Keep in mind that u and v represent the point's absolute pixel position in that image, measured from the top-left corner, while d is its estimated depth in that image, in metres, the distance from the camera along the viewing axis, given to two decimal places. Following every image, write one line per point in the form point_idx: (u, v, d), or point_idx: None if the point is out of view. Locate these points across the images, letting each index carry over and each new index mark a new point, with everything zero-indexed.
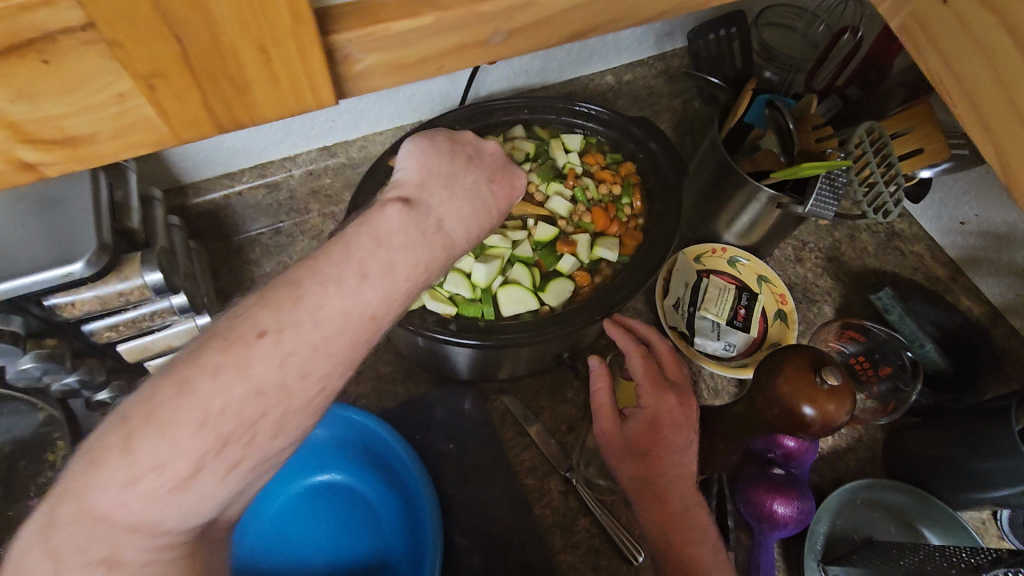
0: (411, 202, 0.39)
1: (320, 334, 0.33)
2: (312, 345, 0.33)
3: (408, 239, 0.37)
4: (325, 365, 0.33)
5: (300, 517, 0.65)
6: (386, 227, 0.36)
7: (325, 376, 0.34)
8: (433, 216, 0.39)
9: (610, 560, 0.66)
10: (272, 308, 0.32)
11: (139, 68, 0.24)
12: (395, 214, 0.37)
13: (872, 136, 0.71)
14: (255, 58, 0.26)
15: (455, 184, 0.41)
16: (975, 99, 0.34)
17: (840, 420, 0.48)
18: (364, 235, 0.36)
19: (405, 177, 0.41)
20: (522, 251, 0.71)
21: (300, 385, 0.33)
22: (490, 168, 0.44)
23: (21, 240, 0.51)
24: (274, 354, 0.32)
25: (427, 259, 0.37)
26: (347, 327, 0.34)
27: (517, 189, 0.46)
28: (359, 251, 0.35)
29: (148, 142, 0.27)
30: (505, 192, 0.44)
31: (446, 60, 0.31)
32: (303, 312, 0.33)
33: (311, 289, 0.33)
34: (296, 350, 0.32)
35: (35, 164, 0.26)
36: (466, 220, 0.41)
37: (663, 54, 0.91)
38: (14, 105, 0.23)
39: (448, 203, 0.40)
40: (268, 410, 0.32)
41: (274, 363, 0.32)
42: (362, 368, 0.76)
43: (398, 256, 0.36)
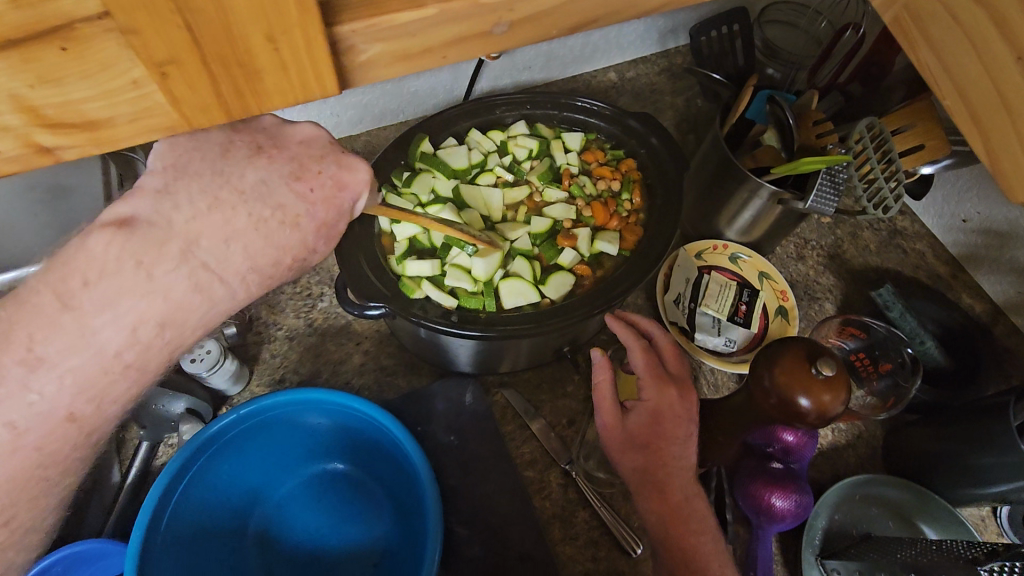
0: (133, 224, 0.35)
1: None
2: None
3: (114, 287, 0.34)
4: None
5: (308, 500, 0.67)
6: (92, 269, 0.34)
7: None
8: (174, 240, 0.35)
9: (608, 552, 0.67)
10: None
11: (153, 56, 0.25)
12: (100, 247, 0.34)
13: (874, 132, 0.72)
14: (264, 46, 0.26)
15: (221, 187, 0.36)
16: (964, 92, 0.34)
17: (836, 411, 0.49)
18: (49, 293, 0.34)
19: (147, 179, 0.36)
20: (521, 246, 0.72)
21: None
22: (298, 161, 0.39)
23: (35, 229, 0.52)
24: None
25: (155, 311, 0.35)
26: (26, 428, 0.35)
27: (347, 184, 0.40)
28: (39, 322, 0.34)
29: (162, 129, 0.28)
30: (324, 193, 0.40)
31: (448, 51, 0.32)
32: None
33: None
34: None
35: (54, 149, 0.27)
36: (236, 239, 0.37)
37: (665, 51, 0.93)
38: (35, 90, 0.25)
39: (192, 223, 0.36)
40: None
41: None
42: (365, 360, 0.77)
43: (96, 317, 0.35)
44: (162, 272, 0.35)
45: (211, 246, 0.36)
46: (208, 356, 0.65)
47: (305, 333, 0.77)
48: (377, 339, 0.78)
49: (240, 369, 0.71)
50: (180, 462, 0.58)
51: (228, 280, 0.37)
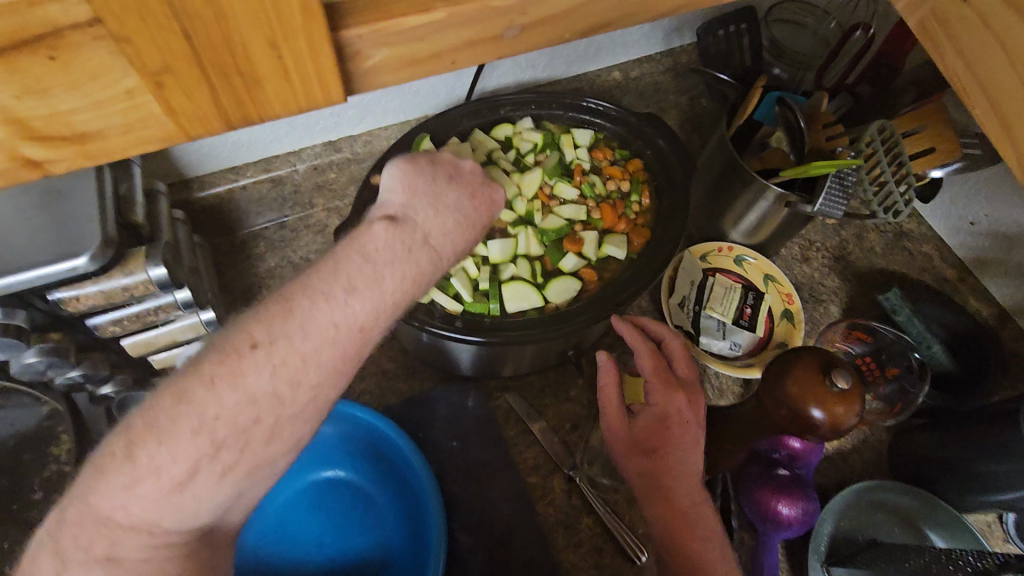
0: (398, 220, 0.39)
1: (310, 345, 0.34)
2: (302, 358, 0.34)
3: (393, 255, 0.37)
4: (316, 376, 0.34)
5: (305, 511, 0.66)
6: (376, 246, 0.37)
7: (316, 386, 0.35)
8: (420, 232, 0.39)
9: (613, 559, 0.66)
10: (266, 322, 0.33)
11: (147, 64, 0.24)
12: (380, 231, 0.38)
13: (884, 134, 0.70)
14: (265, 53, 0.25)
15: (437, 202, 0.41)
16: (996, 97, 0.33)
17: (848, 423, 0.48)
18: (354, 252, 0.36)
19: (389, 198, 0.41)
20: (523, 246, 0.71)
21: (293, 394, 0.34)
22: (472, 184, 0.44)
23: (23, 234, 0.51)
24: (265, 367, 0.33)
25: (414, 274, 0.38)
26: (336, 338, 0.35)
27: (498, 202, 0.46)
28: (349, 269, 0.36)
29: (157, 140, 0.27)
30: (487, 206, 0.44)
31: (458, 55, 0.31)
32: (293, 324, 0.34)
33: (301, 304, 0.34)
34: (287, 360, 0.33)
35: (42, 162, 0.26)
36: (451, 234, 0.41)
37: (670, 50, 0.90)
38: (21, 101, 0.23)
39: (432, 221, 0.40)
40: (260, 420, 0.33)
41: (264, 374, 0.33)
42: (366, 363, 0.75)
43: (383, 268, 0.37)
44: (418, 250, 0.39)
45: (439, 237, 0.40)
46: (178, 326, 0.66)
47: None
48: (377, 342, 0.76)
49: None
50: None
51: (442, 267, 0.41)
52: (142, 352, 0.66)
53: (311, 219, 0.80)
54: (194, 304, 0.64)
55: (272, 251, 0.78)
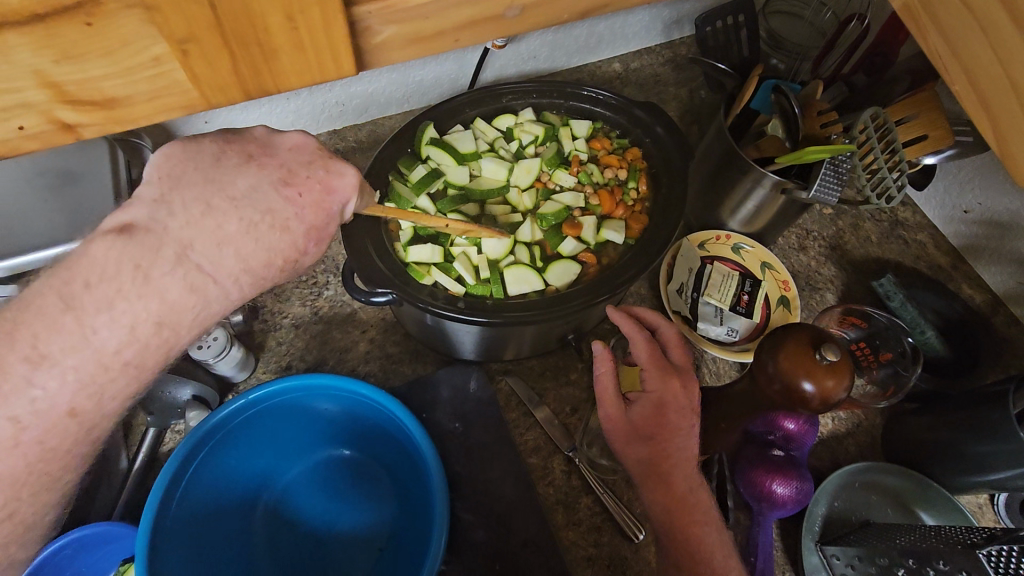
0: (133, 230, 0.38)
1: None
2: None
3: (114, 287, 0.37)
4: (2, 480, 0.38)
5: (317, 486, 0.68)
6: (95, 271, 0.37)
7: (11, 488, 0.38)
8: (170, 245, 0.38)
9: (610, 537, 0.68)
10: None
11: (174, 32, 0.25)
12: (102, 251, 0.37)
13: (877, 122, 0.72)
14: (283, 26, 0.27)
15: (214, 195, 0.39)
16: (974, 75, 0.35)
17: (839, 396, 0.49)
18: (57, 295, 0.37)
19: (146, 189, 0.39)
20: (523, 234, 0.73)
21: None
22: (287, 167, 0.42)
23: (40, 214, 0.53)
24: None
25: (155, 309, 0.38)
26: (29, 420, 0.37)
27: (334, 188, 0.43)
28: (38, 325, 0.37)
29: (180, 106, 0.29)
30: (313, 197, 0.42)
31: (461, 34, 0.33)
32: None
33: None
34: None
35: (73, 126, 0.28)
36: (230, 242, 0.39)
37: (670, 42, 0.93)
38: (57, 66, 0.25)
39: (188, 228, 0.38)
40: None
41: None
42: (370, 347, 0.77)
43: (98, 316, 0.37)
44: (159, 275, 0.37)
45: (204, 249, 0.38)
46: (215, 343, 0.65)
47: (310, 320, 0.77)
48: (382, 327, 0.78)
49: (246, 358, 0.71)
50: (185, 450, 0.58)
51: (219, 282, 0.40)
52: None
53: None
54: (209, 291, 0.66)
55: None
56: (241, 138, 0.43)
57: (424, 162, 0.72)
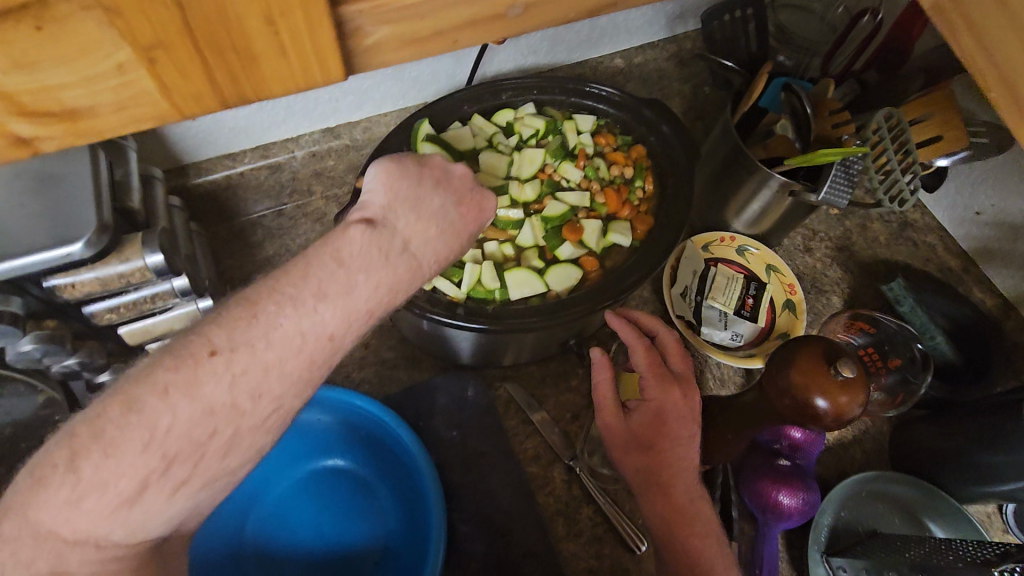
0: (376, 224, 0.39)
1: (273, 353, 0.34)
2: (264, 365, 0.34)
3: (370, 261, 0.38)
4: (278, 386, 0.35)
5: (306, 501, 0.66)
6: (349, 250, 0.37)
7: (277, 398, 0.35)
8: (399, 237, 0.40)
9: (612, 548, 0.66)
10: (228, 328, 0.34)
11: (140, 38, 0.24)
12: (357, 236, 0.38)
13: (890, 122, 0.69)
14: (263, 30, 0.26)
15: (420, 207, 0.41)
16: (1010, 77, 0.33)
17: (853, 412, 0.47)
18: (327, 256, 0.37)
19: (371, 198, 0.41)
20: (523, 237, 0.71)
21: (252, 405, 0.34)
22: (460, 190, 0.44)
23: (14, 219, 0.50)
24: (223, 378, 0.33)
25: (391, 282, 0.38)
26: (303, 346, 0.35)
27: (486, 211, 0.46)
28: (321, 272, 0.36)
29: (150, 118, 0.28)
30: (474, 216, 0.45)
31: (460, 35, 0.32)
32: (258, 331, 0.34)
33: (268, 309, 0.34)
34: (248, 369, 0.33)
35: (32, 141, 0.27)
36: (433, 242, 0.41)
37: (674, 37, 0.89)
38: (8, 75, 0.24)
39: (408, 227, 0.40)
40: (217, 430, 0.33)
41: (222, 384, 0.33)
42: (366, 353, 0.75)
43: (357, 277, 0.37)
44: (395, 257, 0.39)
45: (421, 244, 0.41)
46: None
47: None
48: (376, 331, 0.76)
49: None
50: None
51: (423, 273, 0.41)
52: (140, 340, 0.65)
53: (309, 207, 0.79)
54: (191, 292, 0.63)
55: (270, 240, 0.78)
56: None
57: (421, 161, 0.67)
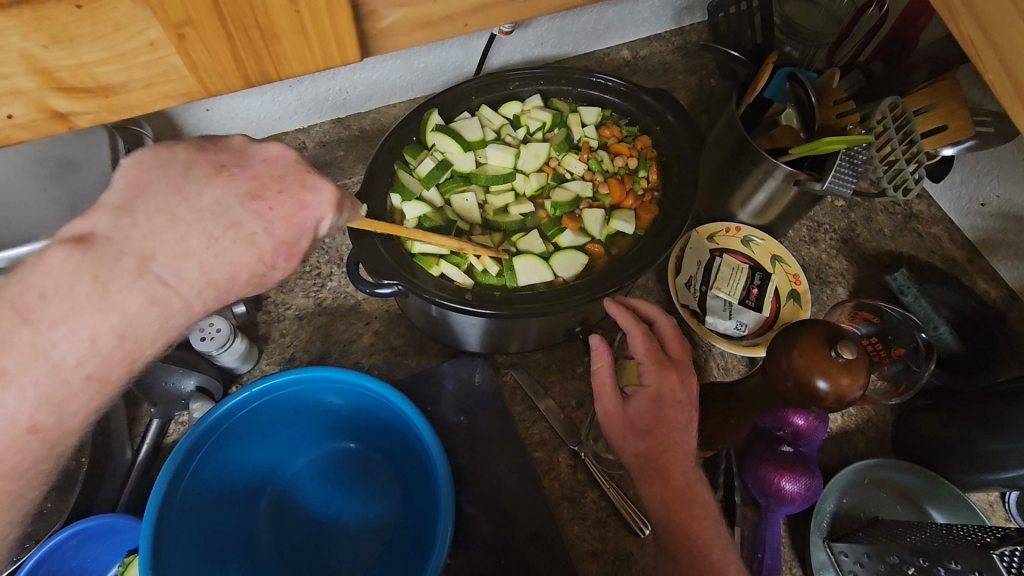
0: (92, 242, 0.38)
1: None
2: None
3: (72, 304, 0.37)
4: None
5: (320, 479, 0.68)
6: (50, 286, 0.37)
7: None
8: (132, 256, 0.38)
9: (616, 532, 0.67)
10: None
11: (172, 17, 0.26)
12: (61, 264, 0.37)
13: (895, 112, 0.68)
14: (286, 9, 0.27)
15: (180, 206, 0.39)
16: (1009, 61, 0.34)
17: (854, 394, 0.48)
18: (10, 309, 0.37)
19: (107, 198, 0.39)
20: (527, 243, 0.70)
21: None
22: (257, 179, 0.42)
23: (41, 202, 0.52)
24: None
25: (115, 324, 0.38)
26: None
27: (307, 202, 0.43)
28: (0, 339, 0.37)
29: (177, 94, 0.30)
30: (284, 212, 0.42)
31: (470, 18, 0.33)
32: None
33: None
34: None
35: (66, 115, 0.29)
36: (191, 257, 0.39)
37: (681, 29, 0.91)
38: (47, 51, 0.25)
39: (148, 239, 0.39)
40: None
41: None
42: (375, 340, 0.76)
43: (53, 332, 0.38)
44: (118, 288, 0.38)
45: (168, 262, 0.39)
46: (219, 334, 0.66)
47: (314, 312, 0.77)
48: (385, 318, 0.77)
49: (249, 349, 0.71)
50: (188, 442, 0.57)
51: (184, 293, 0.40)
52: None
53: None
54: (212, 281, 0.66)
55: None
56: (212, 147, 0.43)
57: (430, 151, 0.71)
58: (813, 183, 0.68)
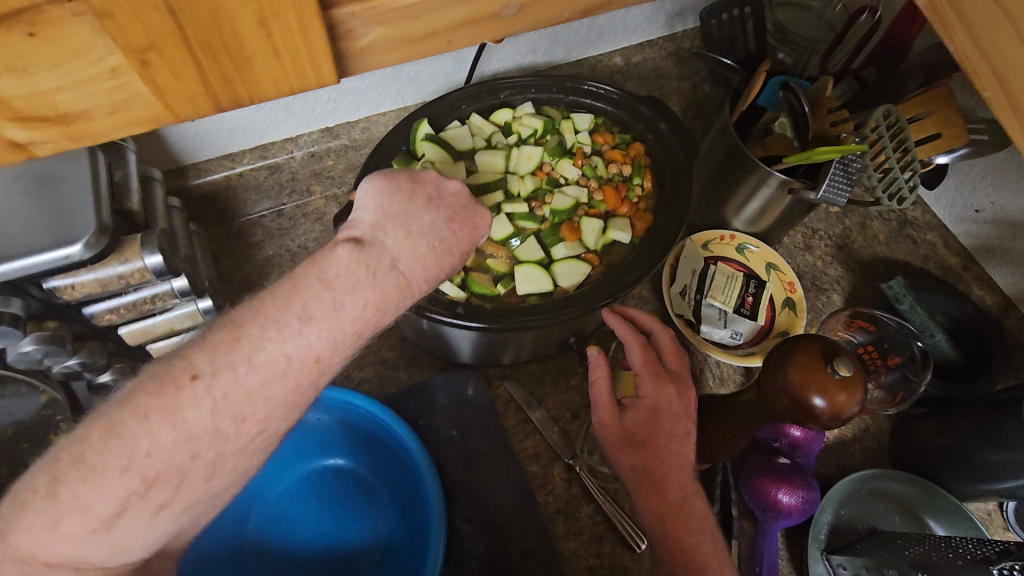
0: (364, 243, 0.40)
1: (255, 378, 0.35)
2: (247, 390, 0.35)
3: (356, 282, 0.38)
4: (260, 410, 0.35)
5: (305, 500, 0.66)
6: (335, 271, 0.38)
7: (261, 420, 0.36)
8: (386, 257, 0.40)
9: (613, 547, 0.66)
10: (210, 353, 0.34)
11: (132, 42, 0.25)
12: (343, 256, 0.38)
13: (890, 120, 0.69)
14: (255, 31, 0.26)
15: (410, 223, 0.42)
16: (1005, 75, 0.33)
17: (851, 411, 0.47)
18: (311, 277, 0.37)
19: (364, 214, 0.42)
20: (525, 250, 0.70)
21: (234, 429, 0.35)
22: (451, 207, 0.44)
23: (16, 220, 0.50)
24: (204, 403, 0.34)
25: (378, 300, 0.39)
26: (285, 369, 0.36)
27: (480, 227, 0.46)
28: (305, 294, 0.36)
29: (144, 120, 0.29)
30: (467, 233, 0.45)
31: (453, 35, 0.32)
32: (238, 356, 0.35)
33: (250, 332, 0.35)
34: (228, 394, 0.34)
35: (27, 144, 0.28)
36: (421, 258, 0.41)
37: (673, 35, 0.90)
38: (1, 80, 0.25)
39: (399, 245, 0.41)
40: (198, 454, 0.34)
41: (204, 409, 0.34)
42: (366, 353, 0.75)
43: (344, 297, 0.37)
44: (384, 274, 0.39)
45: (409, 262, 0.41)
46: None
47: None
48: (377, 331, 0.76)
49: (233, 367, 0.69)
50: None
51: (413, 289, 0.41)
52: (139, 341, 0.66)
53: (308, 207, 0.78)
54: (190, 292, 0.63)
55: (270, 240, 0.76)
56: None
57: (420, 161, 0.68)
58: (807, 193, 0.67)
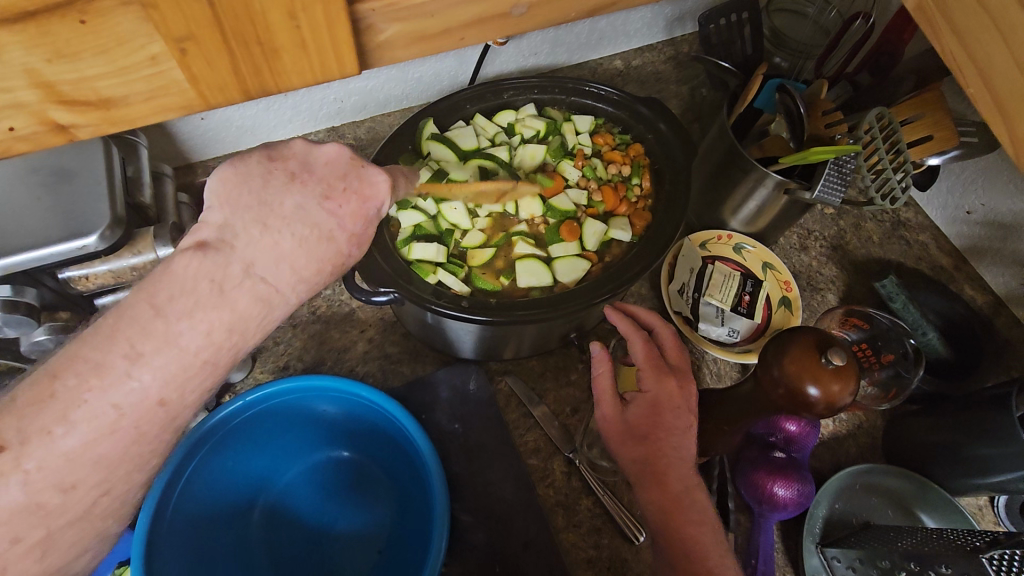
0: (210, 248, 0.39)
1: (76, 443, 0.36)
2: (66, 456, 0.36)
3: (197, 300, 0.38)
4: (90, 475, 0.37)
5: (314, 486, 0.67)
6: (177, 285, 0.38)
7: (97, 483, 0.38)
8: (238, 262, 0.39)
9: (611, 539, 0.67)
10: (16, 423, 0.35)
11: (173, 32, 0.26)
12: (187, 268, 0.38)
13: (882, 122, 0.71)
14: (285, 24, 0.28)
15: (267, 215, 0.40)
16: (989, 75, 0.35)
17: (844, 400, 0.49)
18: (143, 303, 0.37)
19: (210, 214, 0.40)
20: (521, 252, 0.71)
21: (63, 498, 0.37)
22: (325, 181, 0.43)
23: (33, 212, 0.51)
24: (14, 478, 0.35)
25: (230, 318, 0.39)
26: (115, 422, 0.37)
27: (371, 194, 0.44)
28: (133, 327, 0.37)
29: (176, 107, 0.30)
30: (351, 207, 0.43)
31: (466, 32, 0.34)
32: (50, 422, 0.35)
33: (67, 386, 0.36)
34: (43, 465, 0.36)
35: (68, 127, 0.29)
36: (287, 257, 0.40)
37: (672, 39, 0.92)
38: (50, 65, 0.26)
39: (251, 246, 0.39)
40: (20, 536, 0.36)
41: (16, 485, 0.35)
42: (369, 348, 0.77)
43: (180, 323, 0.37)
44: (232, 288, 0.39)
45: (268, 264, 0.40)
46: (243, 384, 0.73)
47: (308, 320, 0.77)
48: (381, 326, 0.78)
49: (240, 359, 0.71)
50: (184, 451, 0.58)
51: (283, 294, 0.41)
52: None
53: None
54: None
55: None
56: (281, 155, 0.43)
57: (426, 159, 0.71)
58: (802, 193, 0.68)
